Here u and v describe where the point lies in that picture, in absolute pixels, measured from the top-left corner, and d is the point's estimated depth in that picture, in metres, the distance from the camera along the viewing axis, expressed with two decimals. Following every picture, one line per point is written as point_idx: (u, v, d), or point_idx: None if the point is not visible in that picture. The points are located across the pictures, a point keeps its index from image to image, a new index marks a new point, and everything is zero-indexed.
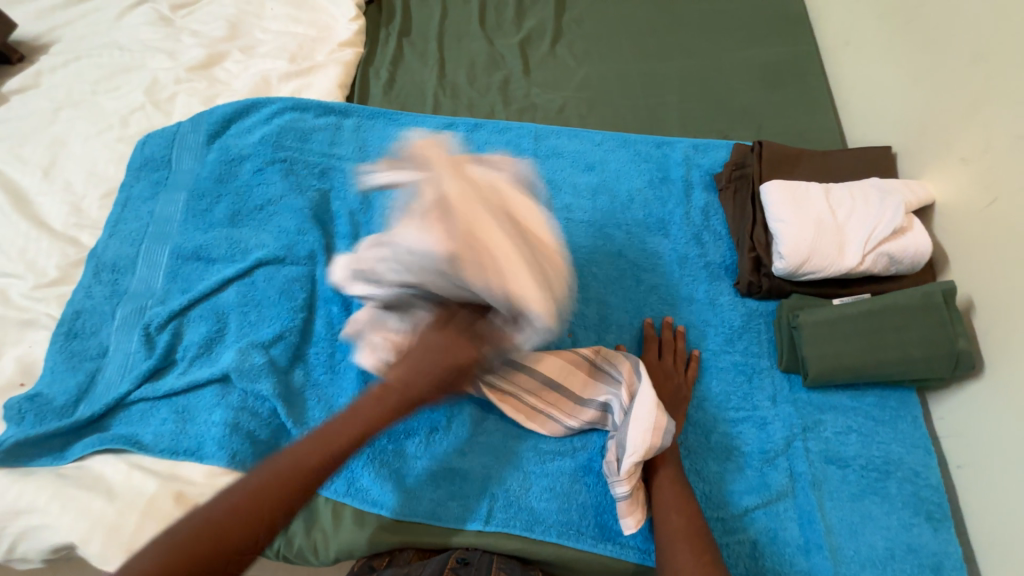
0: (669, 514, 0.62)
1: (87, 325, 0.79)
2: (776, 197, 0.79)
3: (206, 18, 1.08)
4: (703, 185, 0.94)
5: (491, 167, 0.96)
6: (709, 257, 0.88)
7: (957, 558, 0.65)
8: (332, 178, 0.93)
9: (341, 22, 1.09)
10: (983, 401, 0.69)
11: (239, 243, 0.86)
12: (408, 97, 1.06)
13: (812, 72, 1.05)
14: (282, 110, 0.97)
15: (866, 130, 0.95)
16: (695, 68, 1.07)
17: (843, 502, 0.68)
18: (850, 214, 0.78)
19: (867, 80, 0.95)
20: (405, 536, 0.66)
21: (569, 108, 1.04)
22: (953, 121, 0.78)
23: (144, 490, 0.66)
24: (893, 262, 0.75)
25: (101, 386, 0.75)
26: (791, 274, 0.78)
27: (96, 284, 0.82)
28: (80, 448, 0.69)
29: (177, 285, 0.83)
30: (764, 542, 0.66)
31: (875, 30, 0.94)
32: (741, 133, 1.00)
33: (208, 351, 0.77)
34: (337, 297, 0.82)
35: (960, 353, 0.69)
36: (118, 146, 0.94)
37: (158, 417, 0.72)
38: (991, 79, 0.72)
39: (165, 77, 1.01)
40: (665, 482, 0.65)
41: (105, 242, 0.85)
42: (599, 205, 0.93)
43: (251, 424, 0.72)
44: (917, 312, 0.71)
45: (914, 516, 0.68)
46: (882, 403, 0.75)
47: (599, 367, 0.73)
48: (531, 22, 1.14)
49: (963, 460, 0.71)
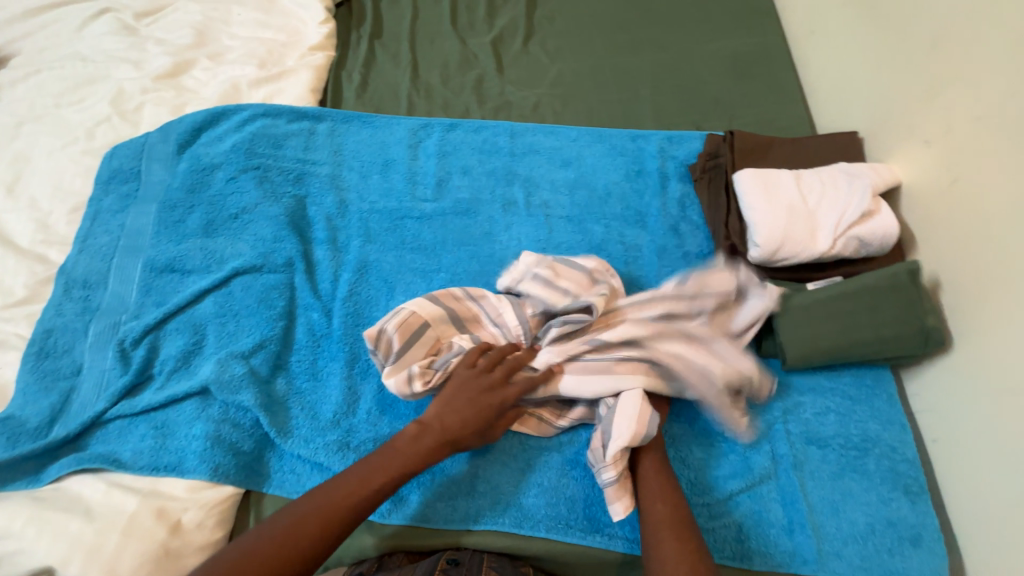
0: (654, 505, 0.63)
1: (59, 343, 0.77)
2: (748, 186, 0.81)
3: (172, 26, 1.06)
4: (678, 176, 0.95)
5: (468, 166, 0.96)
6: (687, 247, 0.89)
7: (935, 530, 0.67)
8: (307, 183, 0.92)
9: (311, 26, 1.08)
10: (954, 375, 0.71)
11: (214, 253, 0.85)
12: (382, 99, 1.05)
13: (781, 62, 1.07)
14: (253, 117, 0.96)
15: (834, 116, 0.97)
16: (667, 61, 1.08)
17: (824, 481, 0.70)
18: (820, 199, 0.79)
19: (833, 67, 0.97)
20: (395, 540, 0.66)
21: (544, 105, 1.05)
22: (915, 104, 0.80)
23: (124, 508, 0.65)
24: (863, 245, 0.77)
25: (76, 405, 0.73)
26: (766, 261, 0.79)
27: (66, 301, 0.80)
28: (57, 469, 0.68)
29: (151, 299, 0.81)
30: (749, 525, 0.67)
31: (839, 18, 0.96)
32: (713, 124, 1.02)
33: (186, 364, 0.76)
34: (317, 304, 0.82)
35: (929, 330, 0.71)
36: (85, 160, 0.92)
37: (136, 434, 0.71)
38: (949, 62, 0.74)
39: (131, 87, 0.98)
40: (650, 472, 0.66)
41: (75, 258, 0.83)
42: (577, 200, 0.93)
43: (233, 436, 0.71)
44: (887, 292, 0.73)
45: (892, 490, 0.69)
46: (858, 383, 0.76)
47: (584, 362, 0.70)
48: (503, 20, 1.14)
49: (938, 434, 0.73)
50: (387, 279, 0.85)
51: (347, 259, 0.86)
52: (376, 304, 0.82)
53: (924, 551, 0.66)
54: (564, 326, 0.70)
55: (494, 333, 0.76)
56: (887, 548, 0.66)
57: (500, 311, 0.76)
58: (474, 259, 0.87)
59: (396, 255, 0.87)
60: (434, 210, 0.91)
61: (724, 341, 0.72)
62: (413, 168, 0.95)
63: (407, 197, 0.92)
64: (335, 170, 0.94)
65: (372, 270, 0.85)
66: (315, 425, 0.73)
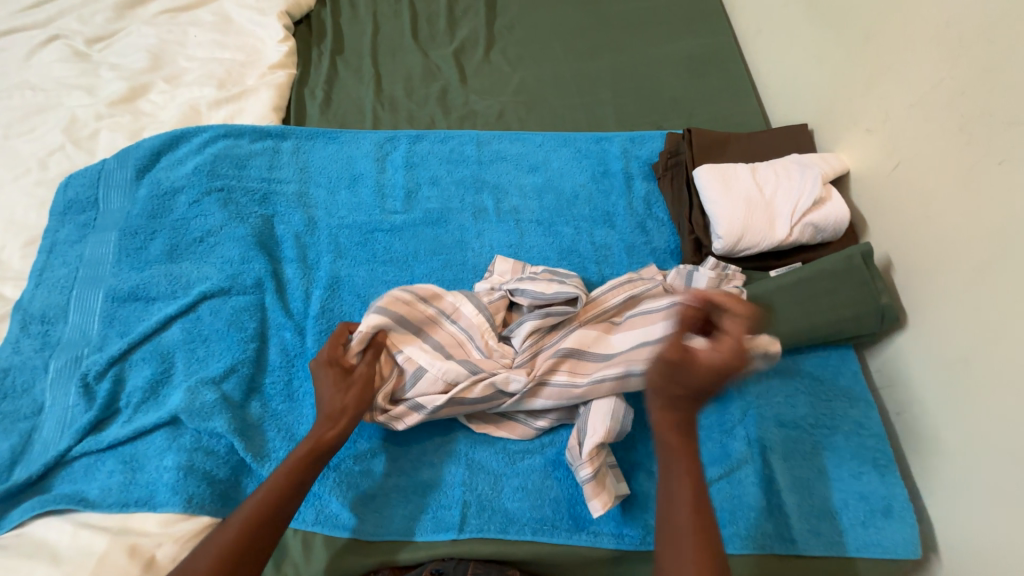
0: (681, 538, 0.55)
1: (17, 382, 0.74)
2: (707, 181, 0.83)
3: (125, 50, 1.04)
4: (642, 175, 0.98)
5: (436, 176, 0.96)
6: (655, 243, 0.91)
7: (904, 499, 0.70)
8: (274, 203, 0.91)
9: (270, 44, 1.07)
10: (912, 350, 0.75)
11: (180, 278, 0.83)
12: (347, 115, 1.05)
13: (733, 60, 1.11)
14: (214, 138, 0.94)
15: (785, 110, 1.01)
16: (625, 65, 1.11)
17: (798, 461, 0.72)
18: (775, 190, 0.83)
19: (781, 65, 1.02)
20: (381, 556, 0.66)
21: (508, 112, 1.06)
22: (857, 95, 0.84)
23: (92, 549, 0.62)
24: (818, 231, 0.80)
25: (38, 446, 0.70)
26: (729, 252, 0.81)
27: (24, 338, 0.77)
28: (20, 513, 0.65)
29: (115, 329, 0.79)
30: (731, 511, 0.69)
31: (783, 17, 1.00)
32: (672, 122, 1.05)
33: (154, 395, 0.74)
34: (289, 323, 0.80)
35: (884, 308, 0.75)
36: (38, 191, 0.89)
37: (104, 470, 0.69)
38: (884, 56, 0.79)
39: (85, 114, 0.96)
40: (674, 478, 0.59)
41: (31, 292, 0.80)
42: (545, 204, 0.94)
43: (207, 464, 0.69)
44: (844, 274, 0.76)
45: (862, 464, 0.72)
46: (824, 363, 0.79)
47: (555, 386, 0.69)
48: (463, 31, 1.15)
49: (901, 407, 0.76)
50: (360, 293, 0.84)
51: (318, 275, 0.85)
52: (350, 320, 0.82)
53: (896, 521, 0.69)
54: (543, 318, 0.72)
55: (454, 330, 0.74)
56: (860, 521, 0.69)
57: (458, 305, 0.74)
58: (447, 268, 0.87)
59: (368, 269, 0.86)
60: (403, 221, 0.91)
61: None
62: (381, 181, 0.95)
63: (377, 210, 0.92)
64: (301, 187, 0.94)
65: (344, 285, 0.85)
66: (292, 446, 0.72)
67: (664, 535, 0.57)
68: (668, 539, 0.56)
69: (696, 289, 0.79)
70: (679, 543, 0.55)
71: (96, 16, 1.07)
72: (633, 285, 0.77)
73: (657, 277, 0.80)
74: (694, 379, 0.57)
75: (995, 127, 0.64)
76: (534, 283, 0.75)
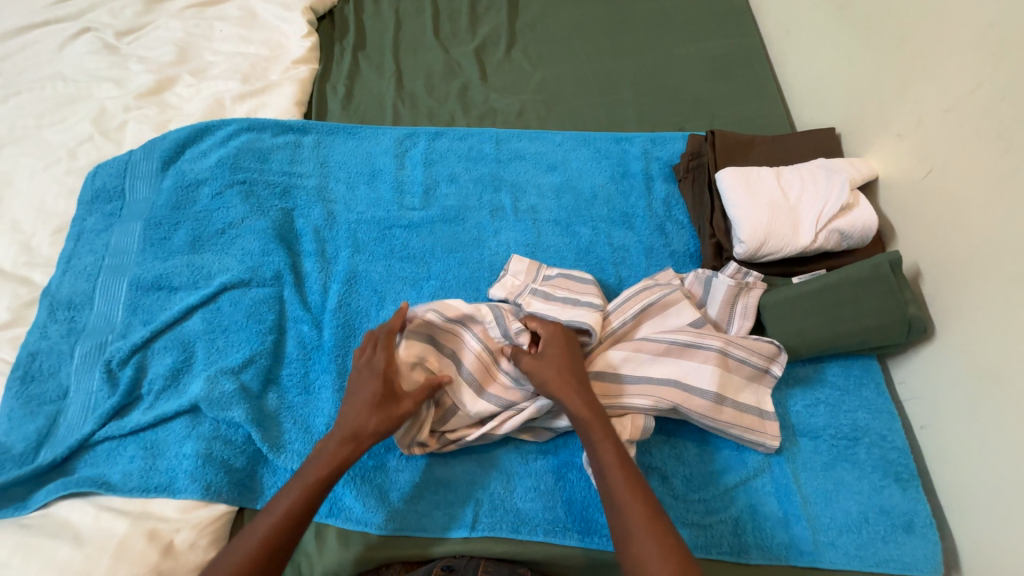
0: (624, 505, 0.57)
1: (43, 366, 0.76)
2: (730, 184, 0.82)
3: (153, 44, 1.06)
4: (662, 177, 0.97)
5: (455, 174, 0.96)
6: (674, 245, 0.90)
7: (926, 515, 0.68)
8: (294, 197, 0.92)
9: (294, 40, 1.08)
10: (939, 362, 0.73)
11: (201, 269, 0.84)
12: (367, 110, 1.05)
13: (758, 61, 1.09)
14: (237, 131, 0.96)
15: (811, 114, 0.99)
16: (648, 65, 1.10)
17: (817, 472, 0.71)
18: (801, 195, 0.81)
19: (808, 67, 1.00)
20: (392, 551, 0.66)
21: (528, 111, 1.06)
22: (888, 100, 0.82)
23: (113, 532, 0.64)
24: (844, 237, 0.79)
25: (63, 429, 0.72)
26: (751, 257, 0.80)
27: (51, 323, 0.79)
28: (44, 494, 0.67)
29: (138, 317, 0.80)
30: (745, 519, 0.68)
31: (813, 18, 0.98)
32: (695, 124, 1.03)
33: (175, 383, 0.75)
34: (307, 316, 0.81)
35: (912, 318, 0.73)
36: (68, 180, 0.91)
37: (126, 455, 0.70)
38: (919, 59, 0.76)
39: (113, 106, 0.98)
40: (602, 445, 0.61)
41: (59, 279, 0.82)
42: (563, 203, 0.94)
43: (225, 453, 0.70)
44: (869, 283, 0.74)
45: (883, 478, 0.70)
46: (846, 373, 0.78)
47: None
48: (485, 29, 1.15)
49: (925, 421, 0.74)
50: (378, 289, 0.85)
51: (337, 270, 0.86)
52: (367, 314, 0.82)
53: (917, 537, 0.67)
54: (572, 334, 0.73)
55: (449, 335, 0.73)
56: (881, 536, 0.67)
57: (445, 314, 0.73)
58: (463, 266, 0.87)
59: (385, 265, 0.87)
60: (422, 218, 0.91)
61: (737, 349, 0.72)
62: (400, 178, 0.96)
63: (395, 206, 0.93)
64: (322, 181, 0.95)
65: (361, 280, 0.85)
66: (308, 438, 0.72)
67: (610, 510, 0.58)
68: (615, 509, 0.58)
69: (713, 300, 0.78)
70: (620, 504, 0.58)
71: (126, 9, 1.09)
72: (649, 292, 0.76)
73: (674, 282, 0.79)
74: (550, 347, 0.68)
75: None
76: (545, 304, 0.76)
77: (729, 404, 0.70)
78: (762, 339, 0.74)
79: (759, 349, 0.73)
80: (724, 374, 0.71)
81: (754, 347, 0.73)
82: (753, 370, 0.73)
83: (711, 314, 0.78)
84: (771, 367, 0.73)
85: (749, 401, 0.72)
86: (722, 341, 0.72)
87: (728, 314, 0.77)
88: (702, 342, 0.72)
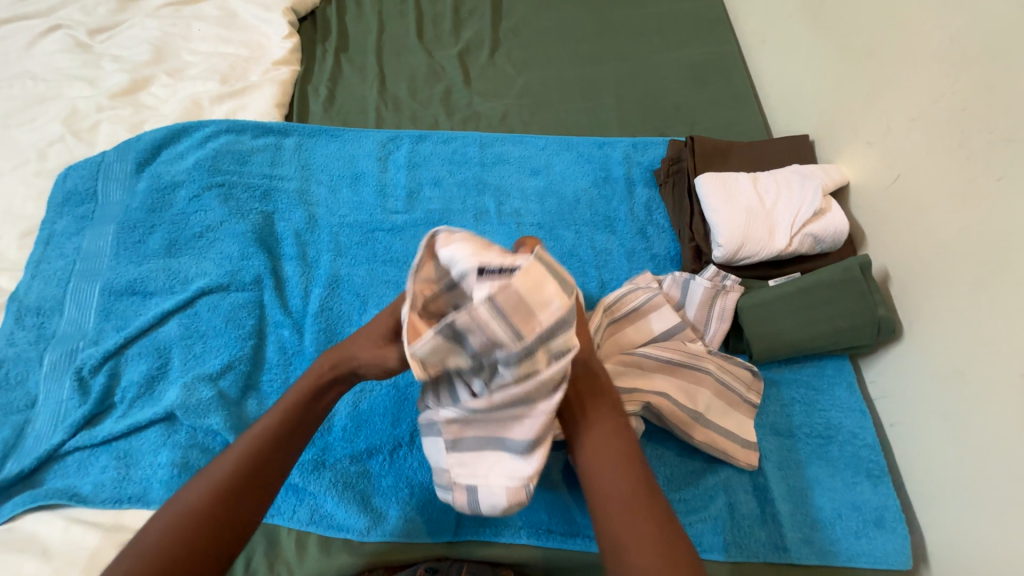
0: (636, 504, 0.53)
1: (11, 375, 0.73)
2: (708, 189, 0.84)
3: (128, 42, 1.03)
4: (644, 181, 0.98)
5: (439, 177, 0.96)
6: (655, 249, 0.92)
7: (896, 510, 0.71)
8: (275, 200, 0.91)
9: (274, 41, 1.07)
10: (908, 361, 0.75)
11: (178, 273, 0.82)
12: (349, 113, 1.05)
13: (736, 69, 1.12)
14: (216, 133, 0.94)
15: (787, 120, 1.02)
16: (629, 71, 1.12)
17: (793, 471, 0.73)
18: (776, 200, 0.83)
19: (783, 74, 1.02)
20: (374, 558, 0.65)
21: (512, 115, 1.06)
22: (858, 109, 0.85)
23: (85, 545, 0.62)
24: (817, 242, 0.81)
25: (31, 439, 0.69)
26: (729, 260, 0.82)
27: (19, 330, 0.76)
28: (11, 507, 0.64)
29: (111, 323, 0.78)
30: (725, 518, 0.69)
31: (788, 27, 1.01)
32: (675, 129, 1.05)
33: (150, 390, 0.73)
34: (287, 322, 0.80)
35: (881, 319, 0.76)
36: (37, 182, 0.88)
37: (97, 465, 0.68)
38: (887, 70, 0.79)
39: (86, 106, 0.95)
40: (613, 433, 0.58)
41: (27, 284, 0.80)
42: (547, 207, 0.95)
43: (202, 462, 0.69)
44: (841, 286, 0.77)
45: (856, 475, 0.73)
46: (820, 372, 0.80)
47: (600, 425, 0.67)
48: (469, 33, 1.15)
49: (895, 418, 0.77)
50: (360, 292, 0.84)
51: (318, 274, 0.85)
52: (349, 318, 0.82)
53: (888, 531, 0.70)
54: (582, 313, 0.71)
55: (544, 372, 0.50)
56: (853, 531, 0.69)
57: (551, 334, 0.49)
58: None
59: (368, 269, 0.86)
60: (405, 221, 0.91)
61: (722, 372, 0.74)
62: (383, 180, 0.95)
63: (378, 209, 0.92)
64: (303, 184, 0.93)
65: (344, 284, 0.84)
66: None
67: (616, 500, 0.53)
68: (624, 507, 0.53)
69: (690, 302, 0.79)
70: (630, 500, 0.53)
71: (99, 7, 1.06)
72: (635, 294, 0.76)
73: (653, 285, 0.79)
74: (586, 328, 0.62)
75: (996, 143, 0.65)
76: (463, 241, 0.50)
77: (709, 406, 0.72)
78: (744, 365, 0.75)
79: (742, 376, 0.75)
80: (703, 376, 0.72)
81: (739, 373, 0.75)
82: (734, 395, 0.74)
83: (690, 316, 0.79)
84: (751, 394, 0.74)
85: (727, 403, 0.73)
86: (709, 362, 0.73)
87: (705, 315, 0.79)
88: (694, 363, 0.73)
